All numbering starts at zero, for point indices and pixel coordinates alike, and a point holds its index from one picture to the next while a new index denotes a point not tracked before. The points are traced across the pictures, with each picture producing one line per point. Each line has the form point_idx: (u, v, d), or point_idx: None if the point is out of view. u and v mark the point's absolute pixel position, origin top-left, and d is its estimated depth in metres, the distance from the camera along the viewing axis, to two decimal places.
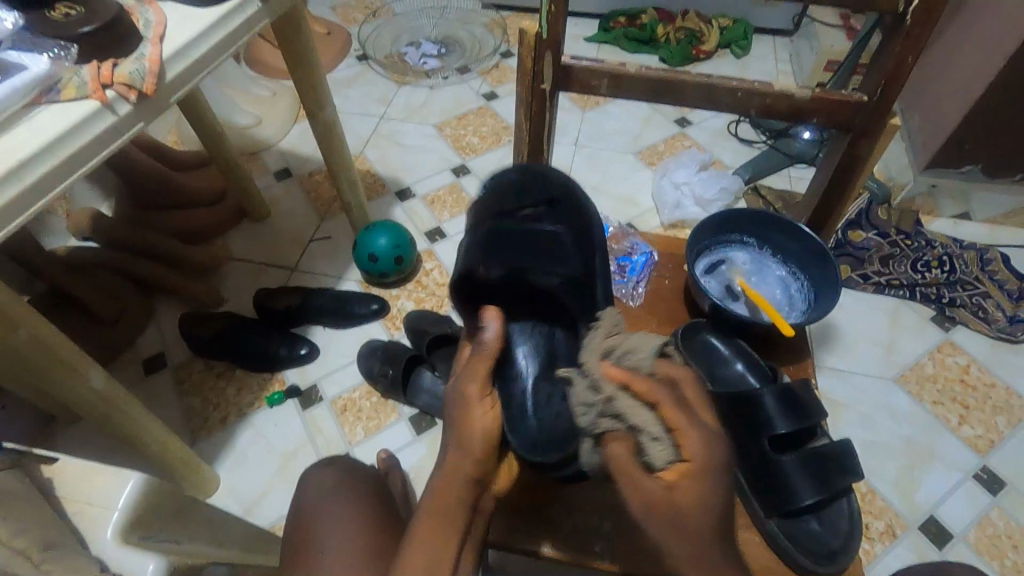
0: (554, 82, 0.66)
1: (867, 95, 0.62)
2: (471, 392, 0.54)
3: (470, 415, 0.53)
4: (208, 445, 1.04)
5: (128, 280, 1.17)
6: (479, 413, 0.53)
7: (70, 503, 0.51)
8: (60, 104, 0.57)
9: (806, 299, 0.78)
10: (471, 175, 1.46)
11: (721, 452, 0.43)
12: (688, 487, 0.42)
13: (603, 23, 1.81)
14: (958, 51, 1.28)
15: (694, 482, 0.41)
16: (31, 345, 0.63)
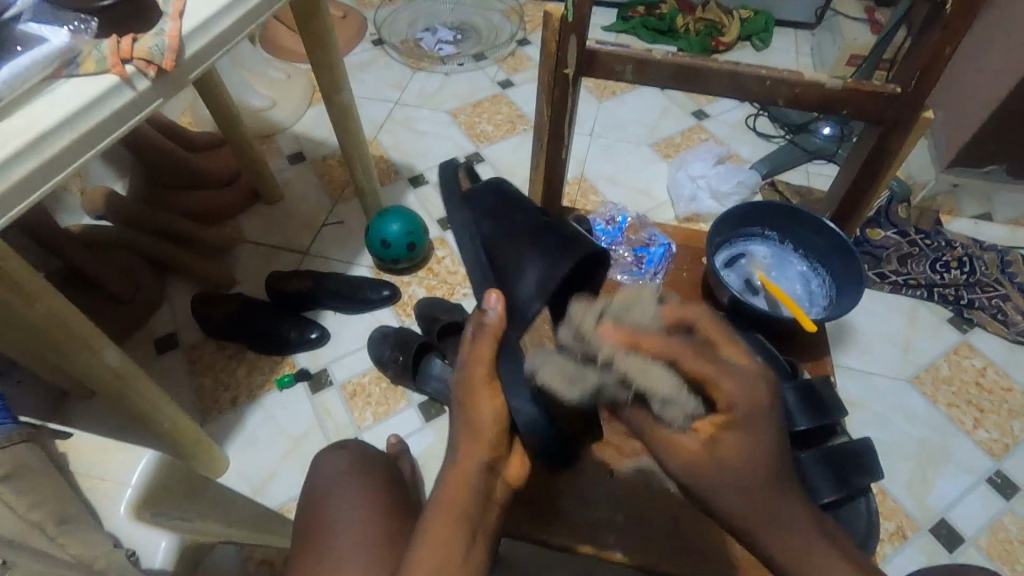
0: (577, 67, 0.65)
1: (900, 87, 0.60)
2: (474, 377, 0.52)
3: (478, 401, 0.52)
4: (219, 425, 1.05)
5: (141, 259, 1.17)
6: (485, 398, 0.52)
7: (84, 478, 0.51)
8: (80, 77, 0.57)
9: (827, 295, 0.77)
10: (484, 163, 1.45)
11: (763, 407, 0.48)
12: (722, 443, 0.48)
13: (622, 12, 1.78)
14: (985, 46, 1.25)
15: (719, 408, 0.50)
16: (51, 322, 0.63)
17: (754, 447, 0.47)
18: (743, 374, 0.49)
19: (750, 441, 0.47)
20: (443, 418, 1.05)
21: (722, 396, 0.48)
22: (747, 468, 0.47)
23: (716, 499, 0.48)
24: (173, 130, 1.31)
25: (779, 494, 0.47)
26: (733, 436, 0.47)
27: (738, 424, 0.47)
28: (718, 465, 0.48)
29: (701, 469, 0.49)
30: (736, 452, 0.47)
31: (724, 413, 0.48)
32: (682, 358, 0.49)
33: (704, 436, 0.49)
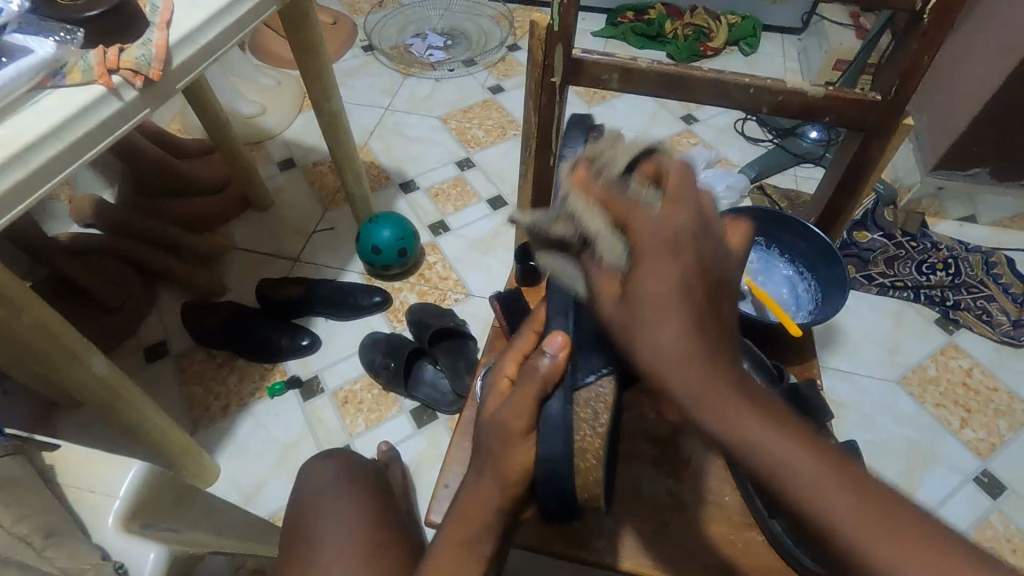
0: (564, 76, 0.65)
1: (881, 95, 0.61)
2: (506, 424, 0.48)
3: (508, 452, 0.48)
4: (209, 434, 1.04)
5: (130, 267, 1.17)
6: (516, 450, 0.48)
7: (72, 490, 0.51)
8: (66, 88, 0.57)
9: (813, 298, 0.79)
10: (475, 168, 1.46)
11: (678, 239, 0.39)
12: (634, 281, 0.39)
13: (611, 17, 1.80)
14: (968, 51, 1.27)
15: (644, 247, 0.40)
16: (39, 333, 0.63)
17: (676, 275, 0.38)
18: (677, 201, 0.41)
19: (664, 266, 0.38)
20: (435, 424, 1.05)
21: (640, 217, 0.41)
22: (663, 307, 0.38)
23: (644, 359, 0.38)
24: (162, 137, 1.31)
25: (702, 349, 0.37)
26: (644, 269, 0.39)
27: (647, 252, 0.39)
28: (641, 304, 0.39)
29: (621, 319, 0.40)
30: (648, 287, 0.38)
31: (640, 240, 0.40)
32: (609, 199, 0.43)
33: (614, 293, 0.41)
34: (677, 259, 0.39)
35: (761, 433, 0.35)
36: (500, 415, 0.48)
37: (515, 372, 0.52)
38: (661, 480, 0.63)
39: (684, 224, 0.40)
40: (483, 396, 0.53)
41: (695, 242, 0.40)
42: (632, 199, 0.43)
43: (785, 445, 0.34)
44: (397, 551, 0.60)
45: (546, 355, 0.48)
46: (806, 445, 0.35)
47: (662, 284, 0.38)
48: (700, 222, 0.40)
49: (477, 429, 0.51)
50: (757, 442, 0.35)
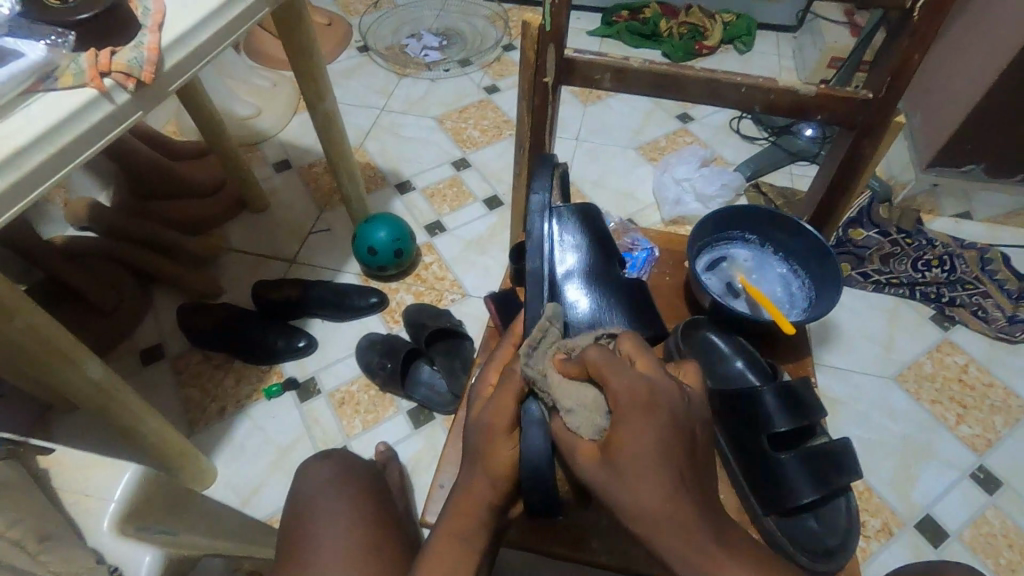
0: (556, 75, 0.65)
1: (872, 93, 0.61)
2: (493, 423, 0.49)
3: (496, 448, 0.49)
4: (206, 436, 1.04)
5: (126, 270, 1.17)
6: (503, 444, 0.49)
7: (66, 494, 0.51)
8: (57, 91, 0.56)
9: (807, 297, 0.78)
10: (471, 168, 1.46)
11: (652, 402, 0.41)
12: (617, 441, 0.41)
13: (606, 17, 1.80)
14: (962, 48, 1.27)
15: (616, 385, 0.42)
16: (33, 338, 0.63)
17: (657, 445, 0.40)
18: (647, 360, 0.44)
19: (643, 440, 0.40)
20: (431, 425, 1.05)
21: (620, 384, 0.42)
22: (647, 479, 0.39)
23: (625, 513, 0.40)
24: (157, 140, 1.31)
25: (684, 505, 0.40)
26: (629, 442, 0.40)
27: (630, 416, 0.41)
28: (629, 471, 0.40)
29: (606, 477, 0.41)
30: (634, 451, 0.40)
31: (618, 410, 0.41)
32: (587, 360, 0.45)
33: (594, 457, 0.43)
34: (655, 425, 0.40)
35: None
36: (486, 416, 0.50)
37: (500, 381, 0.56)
38: None
39: (654, 387, 0.42)
40: (472, 403, 0.55)
41: (668, 401, 0.41)
42: (607, 356, 0.44)
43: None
44: (391, 552, 0.60)
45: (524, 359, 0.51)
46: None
47: (648, 444, 0.40)
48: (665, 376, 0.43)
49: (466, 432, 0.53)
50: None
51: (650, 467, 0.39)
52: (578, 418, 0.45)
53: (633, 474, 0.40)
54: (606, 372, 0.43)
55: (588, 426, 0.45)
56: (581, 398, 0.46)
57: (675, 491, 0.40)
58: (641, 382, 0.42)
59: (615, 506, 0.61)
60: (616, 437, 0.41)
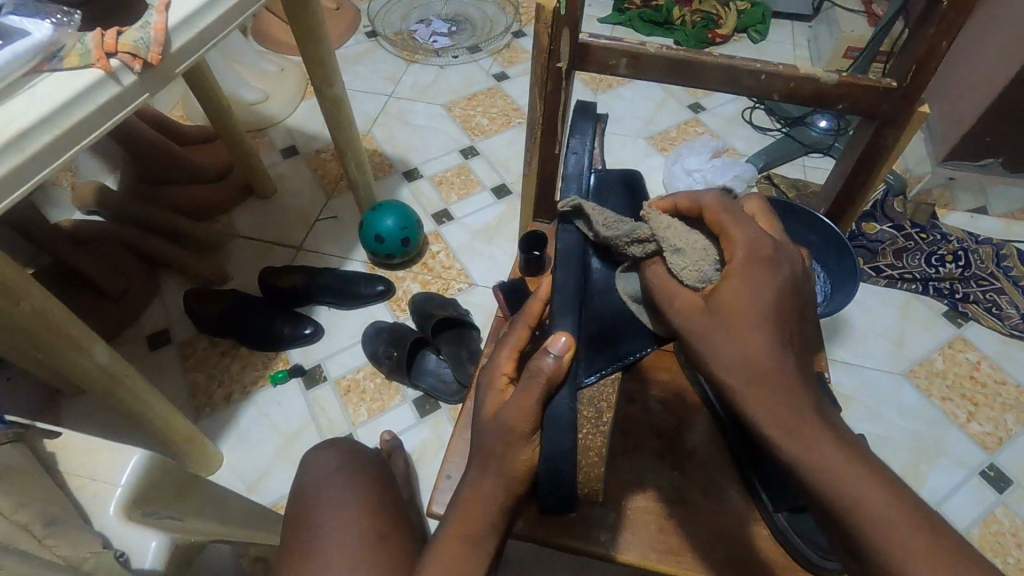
0: (570, 60, 0.64)
1: (896, 81, 0.59)
2: (514, 427, 0.46)
3: (515, 451, 0.47)
4: (212, 422, 1.04)
5: (133, 255, 1.16)
6: (523, 447, 0.46)
7: (73, 478, 0.51)
8: (63, 71, 0.56)
9: (823, 292, 0.77)
10: (479, 157, 1.44)
11: (769, 257, 0.45)
12: (724, 288, 0.44)
13: (618, 4, 1.77)
14: (983, 38, 1.24)
15: (734, 244, 0.46)
16: (39, 321, 0.63)
17: (766, 300, 0.43)
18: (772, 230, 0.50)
19: (753, 289, 0.44)
20: (437, 414, 1.05)
21: (742, 239, 0.46)
22: (752, 329, 0.42)
23: (719, 354, 0.43)
24: (164, 124, 1.30)
25: (785, 361, 0.42)
26: (736, 286, 0.44)
27: (746, 272, 0.44)
28: (729, 309, 0.43)
29: (702, 321, 0.44)
30: (736, 296, 0.44)
31: (736, 255, 0.46)
32: (706, 207, 0.50)
33: (695, 304, 0.46)
34: (768, 279, 0.44)
35: (833, 459, 0.39)
36: (505, 416, 0.46)
37: (514, 370, 0.51)
38: (665, 472, 0.62)
39: (774, 245, 0.46)
40: (482, 397, 0.50)
41: (784, 261, 0.46)
42: (727, 211, 0.49)
43: (849, 470, 0.39)
44: (397, 543, 0.60)
45: (550, 356, 0.45)
46: (870, 477, 0.39)
47: (752, 294, 0.43)
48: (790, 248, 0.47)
49: (479, 431, 0.49)
50: (826, 463, 0.39)
51: (755, 303, 0.43)
52: (682, 259, 0.49)
53: (734, 313, 0.43)
54: (729, 227, 0.48)
55: (692, 271, 0.48)
56: (688, 241, 0.49)
57: (774, 335, 0.42)
58: (762, 244, 0.46)
59: (623, 500, 0.61)
60: (726, 280, 0.45)
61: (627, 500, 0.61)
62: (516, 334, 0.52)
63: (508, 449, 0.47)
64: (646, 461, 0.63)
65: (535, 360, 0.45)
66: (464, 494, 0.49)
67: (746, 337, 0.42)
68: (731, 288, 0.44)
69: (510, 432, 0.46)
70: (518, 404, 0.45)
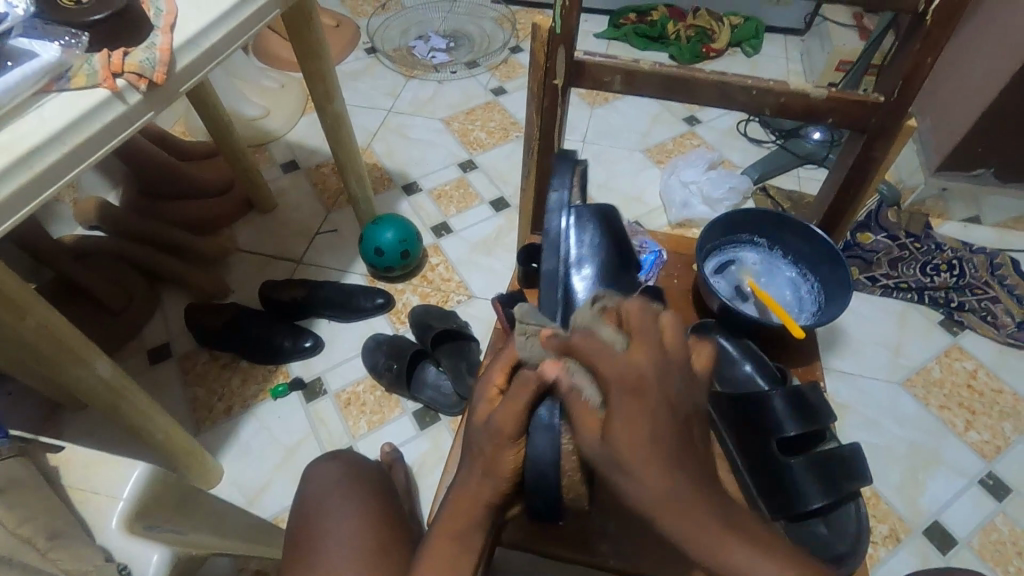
0: (566, 77, 0.65)
1: (884, 96, 0.61)
2: (503, 431, 0.47)
3: (500, 454, 0.47)
4: (212, 436, 1.04)
5: (134, 269, 1.17)
6: (510, 453, 0.47)
7: (75, 492, 0.51)
8: (71, 91, 0.57)
9: (816, 300, 0.75)
10: (477, 170, 1.46)
11: (644, 385, 0.40)
12: (613, 426, 0.39)
13: (614, 19, 1.80)
14: (973, 52, 1.26)
15: (617, 371, 0.40)
16: (43, 336, 0.63)
17: (653, 430, 0.39)
18: (642, 346, 0.41)
19: (640, 428, 0.39)
20: (437, 427, 1.05)
21: (612, 367, 0.40)
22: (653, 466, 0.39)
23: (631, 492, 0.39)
24: (166, 141, 1.32)
25: (692, 489, 0.39)
26: (625, 421, 0.39)
27: (629, 406, 0.39)
28: (630, 449, 0.39)
29: (605, 452, 0.40)
30: (630, 432, 0.39)
31: (610, 392, 0.40)
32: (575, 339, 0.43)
33: (594, 430, 0.41)
34: (647, 409, 0.39)
35: (760, 567, 0.38)
36: (494, 419, 0.47)
37: (505, 381, 0.51)
38: None
39: (646, 367, 0.40)
40: (474, 404, 0.51)
41: (662, 379, 0.41)
42: (593, 340, 0.42)
43: (776, 574, 0.38)
44: (397, 553, 0.60)
45: (550, 373, 0.45)
46: (797, 575, 0.38)
47: (644, 430, 0.39)
48: (660, 354, 0.42)
49: (470, 435, 0.50)
50: (752, 572, 0.38)
51: (648, 435, 0.39)
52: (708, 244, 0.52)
53: (633, 449, 0.39)
54: (598, 358, 0.41)
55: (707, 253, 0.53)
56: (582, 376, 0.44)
57: (673, 468, 0.39)
58: (642, 366, 0.41)
59: None
60: (612, 411, 0.40)
61: None
62: (505, 354, 0.53)
63: (494, 453, 0.47)
64: None
65: (533, 375, 0.46)
66: (462, 503, 0.49)
67: (648, 475, 0.38)
68: (620, 422, 0.39)
69: (501, 436, 0.47)
70: (509, 411, 0.46)
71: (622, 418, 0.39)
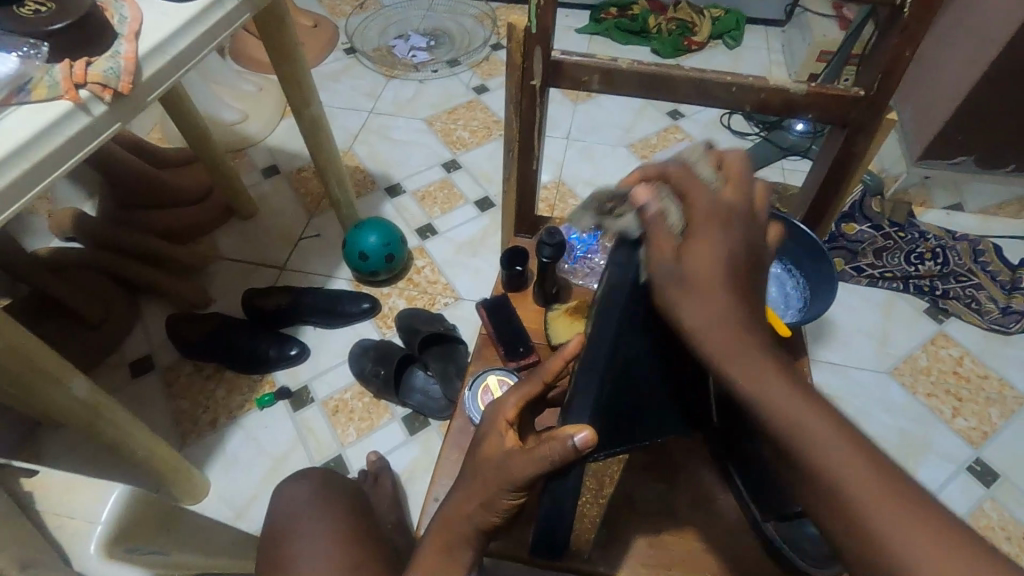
0: (544, 78, 0.64)
1: (863, 90, 0.60)
2: (509, 475, 0.44)
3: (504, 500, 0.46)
4: (197, 449, 1.03)
5: (113, 281, 1.15)
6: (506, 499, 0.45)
7: (51, 517, 0.48)
8: (30, 103, 0.55)
9: (802, 297, 0.75)
10: (461, 170, 1.44)
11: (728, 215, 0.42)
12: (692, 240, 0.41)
13: (595, 14, 1.79)
14: (951, 40, 1.27)
15: (706, 196, 0.43)
16: (15, 358, 0.62)
17: (724, 257, 0.41)
18: (736, 184, 0.44)
19: (717, 240, 0.41)
20: (427, 431, 1.04)
21: (703, 198, 0.43)
22: (719, 283, 0.40)
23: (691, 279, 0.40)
24: (141, 147, 1.29)
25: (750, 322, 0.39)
26: (704, 231, 0.41)
27: (706, 224, 0.42)
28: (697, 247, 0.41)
29: (673, 264, 0.41)
30: (707, 246, 0.41)
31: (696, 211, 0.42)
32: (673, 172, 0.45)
33: (666, 250, 0.41)
34: (728, 233, 0.42)
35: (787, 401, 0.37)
36: (506, 464, 0.45)
37: (517, 416, 0.50)
38: (653, 485, 0.62)
39: (736, 209, 0.43)
40: (483, 431, 0.50)
41: (739, 222, 0.43)
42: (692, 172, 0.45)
43: (806, 419, 0.36)
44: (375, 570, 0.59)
45: (570, 440, 0.42)
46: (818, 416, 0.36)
47: (718, 244, 0.41)
48: (748, 206, 0.44)
49: (476, 468, 0.48)
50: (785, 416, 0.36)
51: (722, 247, 0.41)
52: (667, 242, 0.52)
53: (700, 258, 0.41)
54: (691, 187, 0.43)
55: None
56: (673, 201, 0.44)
57: (733, 283, 0.40)
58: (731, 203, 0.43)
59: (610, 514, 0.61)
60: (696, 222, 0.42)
61: (618, 514, 0.60)
62: (526, 387, 0.50)
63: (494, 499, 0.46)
64: (634, 475, 0.63)
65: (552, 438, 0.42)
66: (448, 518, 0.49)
67: (711, 274, 0.40)
68: (704, 241, 0.41)
69: (502, 483, 0.45)
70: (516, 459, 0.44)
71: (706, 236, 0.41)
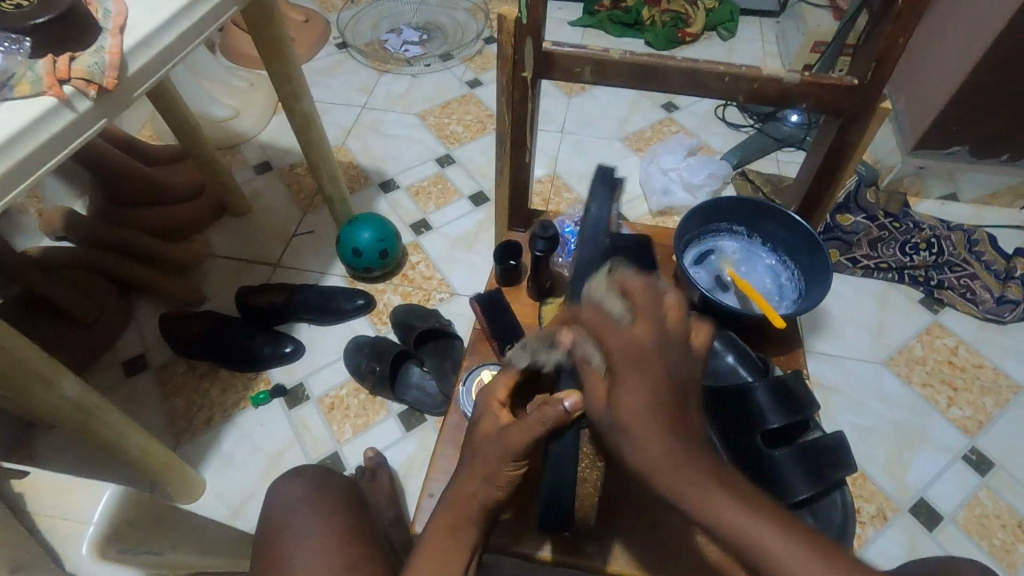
0: (535, 70, 0.64)
1: (857, 79, 0.60)
2: (507, 446, 0.46)
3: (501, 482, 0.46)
4: (193, 447, 1.02)
5: (106, 280, 1.14)
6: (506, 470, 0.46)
7: (42, 518, 0.47)
8: (13, 100, 0.54)
9: (796, 288, 0.75)
10: (455, 165, 1.44)
11: (649, 352, 0.42)
12: (618, 390, 0.41)
13: (588, 6, 1.77)
14: (945, 30, 1.26)
15: (618, 335, 0.43)
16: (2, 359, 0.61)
17: (651, 398, 0.41)
18: (645, 316, 0.44)
19: (642, 385, 0.41)
20: (423, 427, 1.04)
21: (616, 341, 0.43)
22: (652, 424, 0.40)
23: (626, 432, 0.40)
24: (131, 145, 1.27)
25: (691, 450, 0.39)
26: (622, 384, 0.41)
27: (626, 371, 0.42)
28: (626, 390, 0.41)
29: (607, 420, 0.41)
30: (632, 395, 0.41)
31: (613, 355, 0.43)
32: (588, 317, 0.46)
33: (601, 397, 0.43)
34: (645, 375, 0.41)
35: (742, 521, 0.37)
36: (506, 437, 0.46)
37: (507, 396, 0.52)
38: None
39: (648, 344, 0.43)
40: (477, 415, 0.52)
41: (664, 355, 0.43)
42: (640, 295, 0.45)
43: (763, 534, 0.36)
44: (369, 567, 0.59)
45: (562, 405, 0.45)
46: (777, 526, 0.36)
47: (643, 383, 0.41)
48: (661, 335, 0.43)
49: (471, 447, 0.50)
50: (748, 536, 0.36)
51: (651, 376, 0.41)
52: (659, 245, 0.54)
53: (631, 401, 0.40)
54: (606, 332, 0.44)
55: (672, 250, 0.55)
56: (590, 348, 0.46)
57: (663, 410, 0.40)
58: (648, 333, 0.43)
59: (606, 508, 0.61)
60: (619, 368, 0.42)
61: (615, 506, 0.60)
62: (515, 371, 0.53)
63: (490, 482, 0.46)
64: None
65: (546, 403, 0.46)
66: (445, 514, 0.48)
67: (640, 409, 0.40)
68: (632, 375, 0.41)
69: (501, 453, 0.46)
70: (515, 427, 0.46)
71: (629, 377, 0.41)
